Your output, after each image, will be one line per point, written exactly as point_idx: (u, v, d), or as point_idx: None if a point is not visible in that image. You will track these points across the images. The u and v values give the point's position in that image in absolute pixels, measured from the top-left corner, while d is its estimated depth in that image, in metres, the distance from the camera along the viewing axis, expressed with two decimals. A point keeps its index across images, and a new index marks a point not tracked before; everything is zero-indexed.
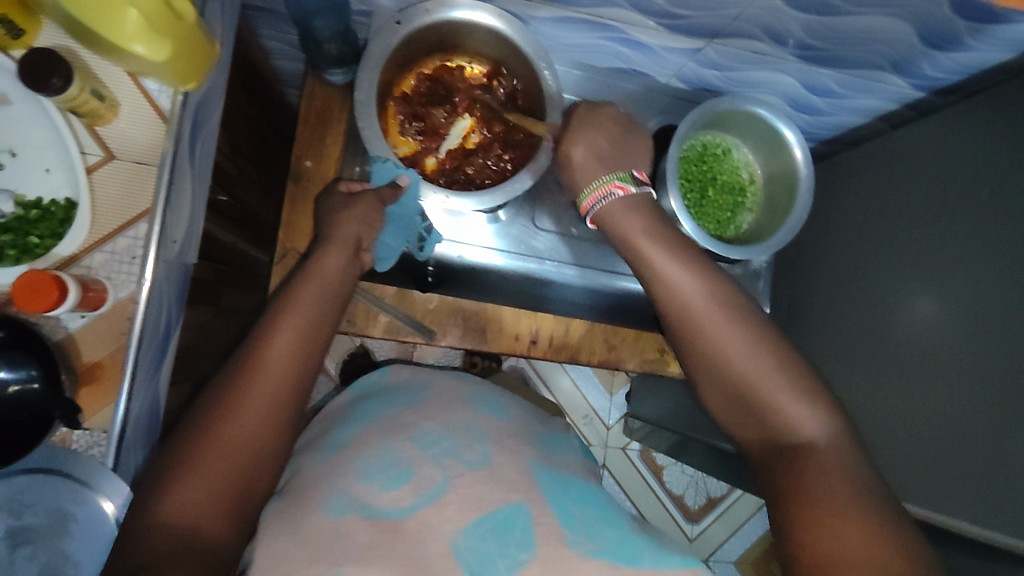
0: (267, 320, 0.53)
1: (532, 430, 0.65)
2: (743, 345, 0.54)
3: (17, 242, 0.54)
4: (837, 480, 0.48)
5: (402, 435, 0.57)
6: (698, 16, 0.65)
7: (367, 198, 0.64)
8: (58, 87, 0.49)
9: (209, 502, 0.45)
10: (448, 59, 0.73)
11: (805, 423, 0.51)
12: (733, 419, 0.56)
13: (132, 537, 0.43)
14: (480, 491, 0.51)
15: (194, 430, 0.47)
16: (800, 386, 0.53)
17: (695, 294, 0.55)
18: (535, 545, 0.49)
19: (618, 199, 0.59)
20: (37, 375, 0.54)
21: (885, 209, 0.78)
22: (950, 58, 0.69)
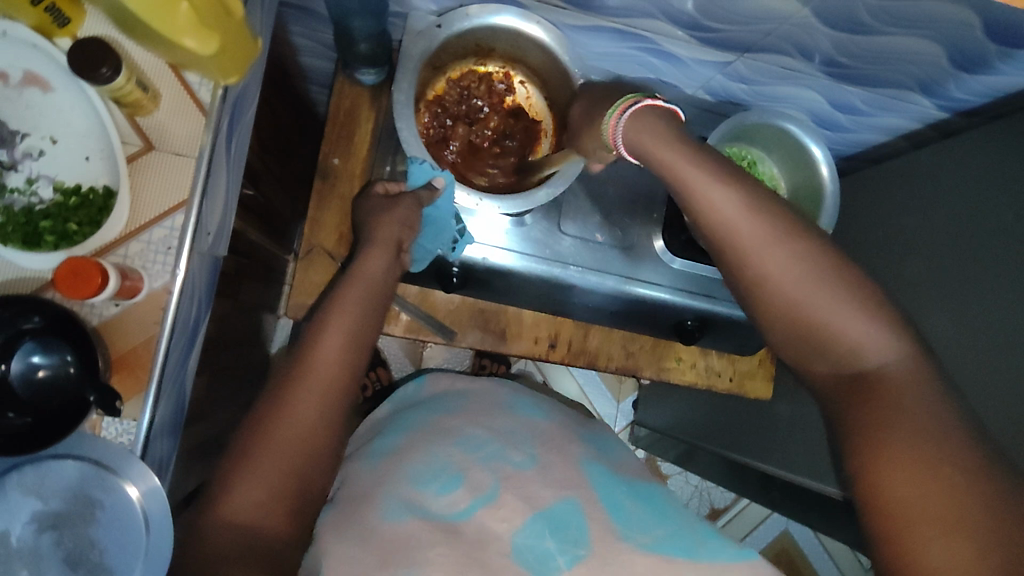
0: (316, 324, 0.56)
1: (576, 432, 0.68)
2: (804, 282, 0.52)
3: (56, 228, 0.54)
4: (912, 424, 0.46)
5: (447, 443, 0.60)
6: (732, 30, 0.66)
7: (406, 200, 0.65)
8: (107, 77, 0.50)
9: (271, 501, 0.49)
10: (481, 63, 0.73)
11: (874, 344, 0.50)
12: (796, 353, 0.55)
13: (203, 538, 0.47)
14: (532, 488, 0.54)
15: (254, 433, 0.51)
16: (859, 305, 0.51)
17: (739, 212, 0.53)
18: (588, 541, 0.50)
19: (637, 113, 0.58)
20: (72, 360, 0.54)
21: (910, 228, 0.79)
22: (978, 81, 0.70)
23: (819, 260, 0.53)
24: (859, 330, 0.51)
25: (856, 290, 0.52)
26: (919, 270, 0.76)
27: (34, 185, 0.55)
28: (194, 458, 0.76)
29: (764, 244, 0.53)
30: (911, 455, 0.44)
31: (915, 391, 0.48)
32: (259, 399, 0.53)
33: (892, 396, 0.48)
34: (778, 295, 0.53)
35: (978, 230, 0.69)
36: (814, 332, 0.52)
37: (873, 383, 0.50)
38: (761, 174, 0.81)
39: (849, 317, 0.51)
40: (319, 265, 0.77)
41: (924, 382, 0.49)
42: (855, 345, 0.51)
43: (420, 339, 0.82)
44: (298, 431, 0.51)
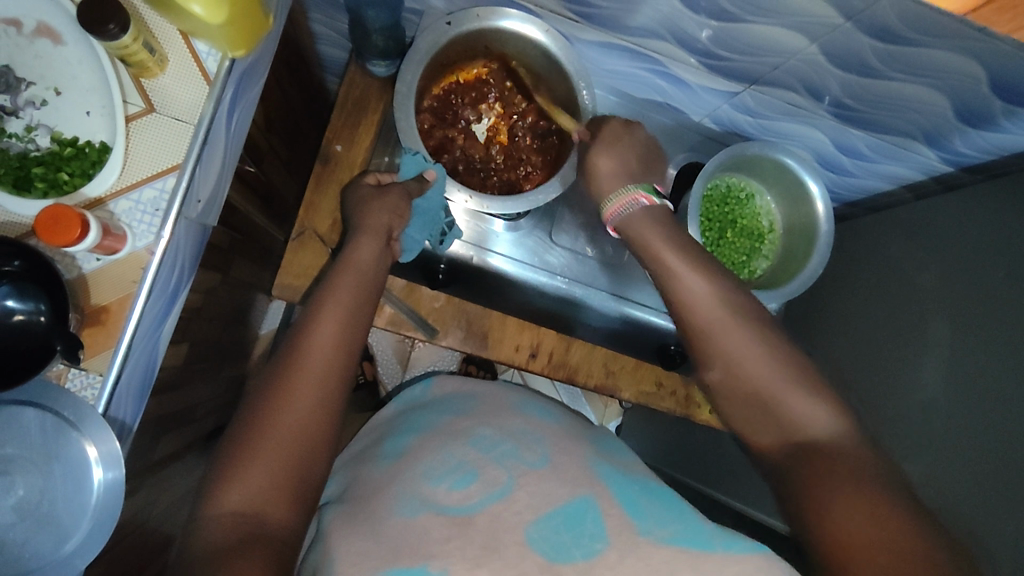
0: (312, 308, 0.56)
1: (585, 435, 0.67)
2: (756, 354, 0.52)
3: (47, 175, 0.55)
4: (851, 473, 0.45)
5: (461, 443, 0.59)
6: (740, 60, 0.67)
7: (394, 190, 0.65)
8: (113, 33, 0.50)
9: (272, 489, 0.48)
10: (511, 71, 0.74)
11: (812, 417, 0.49)
12: (744, 427, 0.53)
13: (203, 527, 0.46)
14: (548, 487, 0.52)
15: (245, 424, 0.50)
16: (808, 386, 0.50)
17: (698, 290, 0.56)
18: (608, 537, 0.47)
19: (642, 207, 0.61)
20: (45, 309, 0.54)
21: (902, 276, 0.78)
22: (982, 137, 0.70)
23: (770, 341, 0.53)
24: (810, 408, 0.49)
25: (798, 369, 0.52)
26: (908, 322, 0.75)
27: (32, 133, 0.55)
28: (161, 427, 0.76)
29: (723, 322, 0.54)
30: (854, 501, 0.43)
31: (854, 457, 0.46)
32: (257, 386, 0.53)
33: (839, 461, 0.46)
34: (739, 375, 0.52)
35: (971, 287, 0.68)
36: (768, 404, 0.51)
37: (817, 453, 0.47)
38: (756, 209, 0.81)
39: (792, 389, 0.50)
40: (309, 249, 0.78)
41: (869, 454, 0.47)
42: (803, 421, 0.49)
43: (400, 334, 0.79)
44: (291, 415, 0.50)
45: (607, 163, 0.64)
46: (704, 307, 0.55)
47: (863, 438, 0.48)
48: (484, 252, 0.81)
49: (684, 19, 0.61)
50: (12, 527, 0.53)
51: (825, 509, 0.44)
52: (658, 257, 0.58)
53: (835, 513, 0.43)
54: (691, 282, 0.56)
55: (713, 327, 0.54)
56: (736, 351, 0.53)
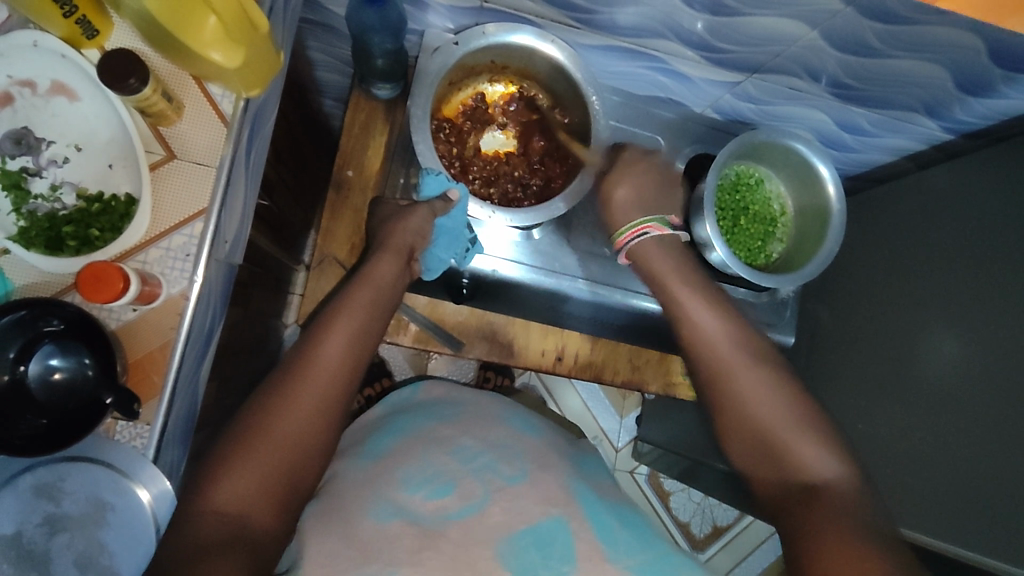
0: (320, 324, 0.56)
1: (564, 452, 0.68)
2: (770, 397, 0.57)
3: (78, 233, 0.55)
4: (841, 517, 0.48)
5: (442, 451, 0.59)
6: (741, 51, 0.68)
7: (419, 209, 0.65)
8: (134, 88, 0.51)
9: (257, 493, 0.48)
10: (522, 85, 0.75)
11: (819, 464, 0.53)
12: (751, 470, 0.57)
13: (186, 524, 0.46)
14: (521, 506, 0.53)
15: (244, 429, 0.50)
16: (819, 437, 0.54)
17: (717, 332, 0.62)
18: (575, 558, 0.50)
19: (652, 238, 0.68)
20: (89, 362, 0.55)
21: (911, 245, 0.80)
22: (982, 105, 0.71)
23: (791, 393, 0.57)
24: (814, 452, 0.53)
25: (810, 418, 0.56)
26: (923, 288, 0.76)
27: (58, 191, 0.56)
28: None
29: (738, 362, 0.59)
30: (847, 545, 0.45)
31: (846, 505, 0.49)
32: (256, 393, 0.53)
33: (828, 499, 0.50)
34: (746, 418, 0.57)
35: (983, 250, 0.69)
36: (773, 447, 0.55)
37: (813, 494, 0.51)
38: (767, 193, 0.83)
39: (800, 437, 0.54)
40: (329, 274, 0.79)
41: (864, 498, 0.50)
42: (805, 464, 0.53)
43: (427, 350, 0.80)
44: (292, 425, 0.51)
45: (626, 193, 0.70)
46: (718, 340, 0.61)
47: (860, 481, 0.52)
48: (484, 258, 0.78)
49: (683, 16, 0.62)
50: None
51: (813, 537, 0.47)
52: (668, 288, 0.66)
53: (814, 546, 0.46)
54: (706, 324, 0.62)
55: (728, 369, 0.59)
56: (749, 392, 0.57)
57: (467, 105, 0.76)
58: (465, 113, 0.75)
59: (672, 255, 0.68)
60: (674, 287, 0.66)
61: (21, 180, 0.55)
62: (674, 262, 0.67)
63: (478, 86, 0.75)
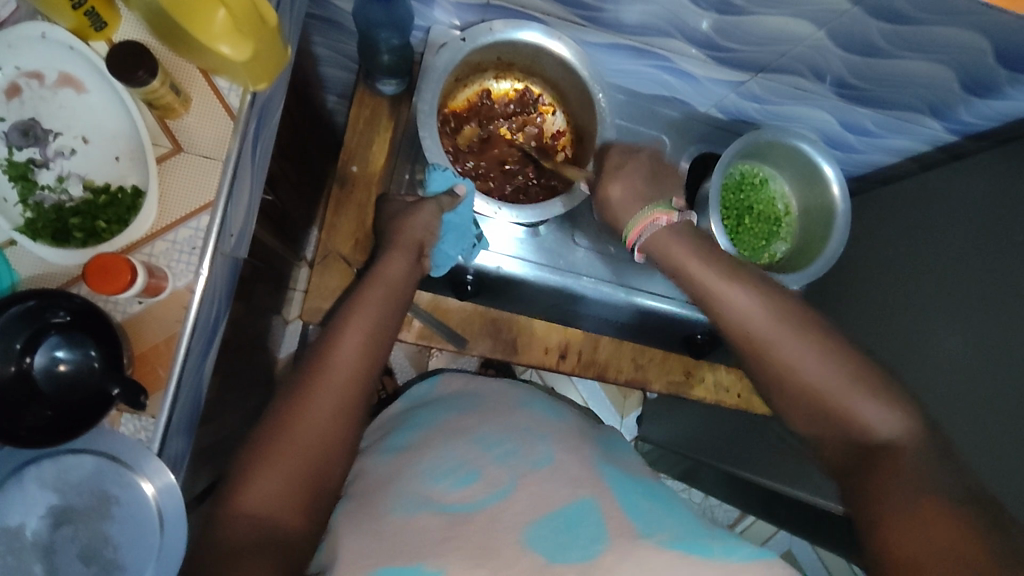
0: (337, 320, 0.57)
1: (588, 433, 0.68)
2: (819, 361, 0.50)
3: (85, 225, 0.55)
4: (922, 489, 0.44)
5: (465, 444, 0.60)
6: (748, 50, 0.68)
7: (428, 206, 0.65)
8: (143, 79, 0.51)
9: (286, 493, 0.49)
10: (528, 82, 0.76)
11: (881, 421, 0.48)
12: (813, 440, 0.52)
13: (219, 527, 0.47)
14: (549, 487, 0.53)
15: (268, 430, 0.51)
16: (880, 386, 0.49)
17: (757, 311, 0.53)
18: (608, 539, 0.47)
19: (663, 227, 0.59)
20: (95, 355, 0.55)
21: (915, 246, 0.80)
22: (987, 106, 0.71)
23: (841, 347, 0.51)
24: (876, 412, 0.48)
25: (866, 371, 0.50)
26: (928, 288, 0.76)
27: (64, 182, 0.56)
28: (202, 460, 0.76)
29: (781, 331, 0.52)
30: (927, 519, 0.41)
31: (922, 471, 0.45)
32: (277, 396, 0.54)
33: (899, 462, 0.46)
34: (798, 385, 0.51)
35: (987, 250, 0.69)
36: (832, 414, 0.50)
37: (884, 458, 0.47)
38: (772, 193, 0.83)
39: (858, 396, 0.49)
40: (333, 271, 0.78)
41: (934, 455, 0.46)
42: (867, 426, 0.48)
43: (431, 346, 0.81)
44: (312, 425, 0.51)
45: (620, 190, 0.62)
46: (756, 318, 0.53)
47: (926, 432, 0.47)
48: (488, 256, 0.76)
49: (690, 14, 0.62)
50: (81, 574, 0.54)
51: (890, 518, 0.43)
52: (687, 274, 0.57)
53: (892, 528, 0.43)
54: (739, 300, 0.54)
55: (771, 339, 0.52)
56: (794, 359, 0.51)
57: (473, 102, 0.76)
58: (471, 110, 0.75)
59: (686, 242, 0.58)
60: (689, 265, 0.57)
61: (28, 171, 0.55)
62: (693, 250, 0.57)
63: (485, 83, 0.76)
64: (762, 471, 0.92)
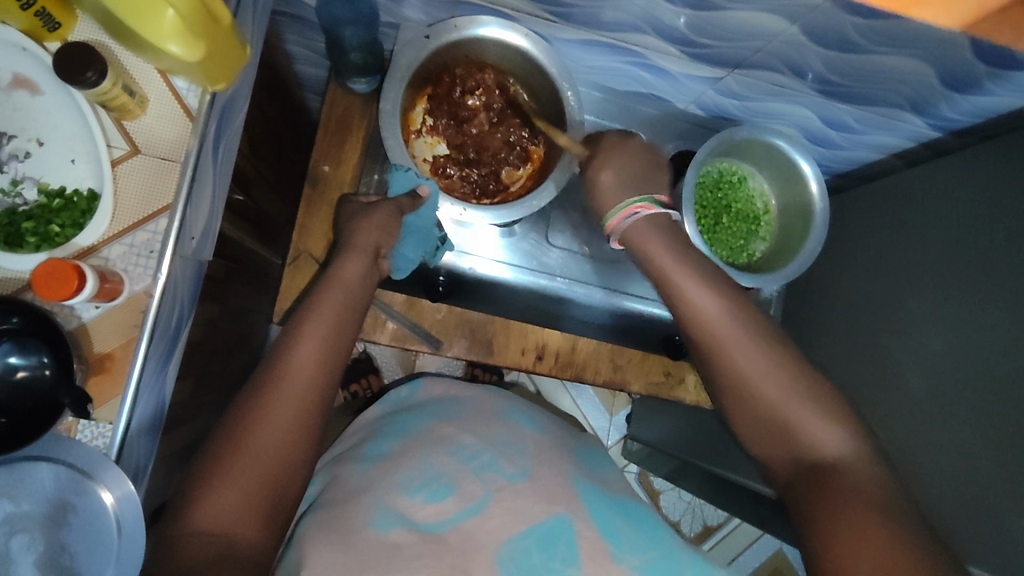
0: (293, 326, 0.55)
1: (567, 445, 0.67)
2: (771, 371, 0.54)
3: (38, 229, 0.54)
4: (862, 505, 0.47)
5: (441, 451, 0.58)
6: (722, 46, 0.66)
7: (385, 206, 0.64)
8: (92, 81, 0.50)
9: (245, 509, 0.48)
10: (510, 78, 0.73)
11: (830, 441, 0.51)
12: (757, 445, 0.56)
13: (173, 546, 0.45)
14: (522, 502, 0.52)
15: (223, 441, 0.49)
16: (828, 408, 0.53)
17: (715, 311, 0.56)
18: (579, 560, 0.49)
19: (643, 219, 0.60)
20: (48, 362, 0.54)
21: (897, 244, 0.78)
22: (969, 102, 0.69)
23: (792, 365, 0.55)
24: (825, 432, 0.52)
25: (819, 392, 0.54)
26: (909, 289, 0.74)
27: (19, 186, 0.55)
28: (176, 464, 0.75)
29: (737, 342, 0.55)
30: (869, 537, 0.44)
31: (865, 488, 0.48)
32: (235, 402, 0.52)
33: (846, 481, 0.49)
34: (753, 394, 0.54)
35: (966, 250, 0.68)
36: (782, 428, 0.53)
37: (828, 474, 0.50)
38: (751, 191, 0.81)
39: (809, 410, 0.53)
40: (306, 272, 0.77)
41: (880, 480, 0.49)
42: (815, 445, 0.52)
43: (406, 348, 0.78)
44: (272, 435, 0.50)
45: (611, 177, 0.63)
46: (715, 319, 0.56)
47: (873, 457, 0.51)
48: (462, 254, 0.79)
49: (661, 10, 0.61)
50: None
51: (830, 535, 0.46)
52: (664, 271, 0.59)
53: (833, 541, 0.46)
54: (706, 302, 0.56)
55: (726, 345, 0.55)
56: (752, 370, 0.54)
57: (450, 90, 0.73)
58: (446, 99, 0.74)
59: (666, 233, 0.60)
60: (660, 259, 0.59)
61: None
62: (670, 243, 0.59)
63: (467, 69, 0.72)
64: (745, 472, 0.91)
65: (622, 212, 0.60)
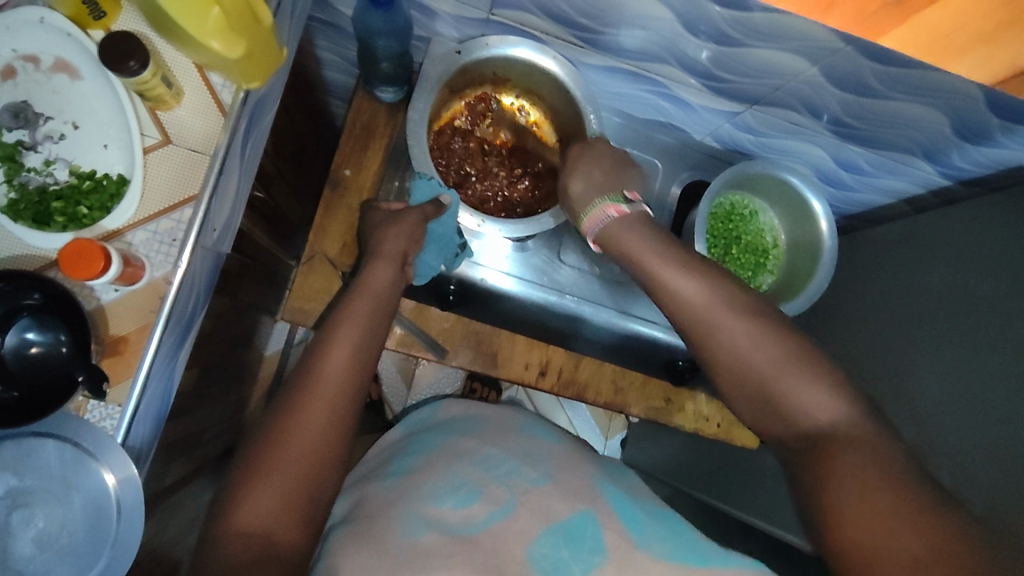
0: (328, 327, 0.56)
1: (591, 457, 0.66)
2: (761, 350, 0.50)
3: (67, 210, 0.55)
4: (862, 464, 0.43)
5: (466, 462, 0.59)
6: (743, 82, 0.68)
7: (411, 214, 0.65)
8: (134, 70, 0.51)
9: (282, 510, 0.48)
10: (541, 122, 0.77)
11: (821, 406, 0.48)
12: (758, 421, 0.52)
13: (215, 548, 0.46)
14: (549, 503, 0.52)
15: (259, 448, 0.50)
16: (813, 370, 0.49)
17: (697, 296, 0.54)
18: (606, 551, 0.49)
19: (613, 219, 0.60)
20: (64, 339, 0.55)
21: (903, 287, 0.79)
22: (979, 152, 0.71)
23: (773, 329, 0.51)
24: (809, 393, 0.48)
25: (806, 355, 0.50)
26: (913, 334, 0.75)
27: (50, 166, 0.56)
28: (172, 453, 0.75)
29: (724, 319, 0.52)
30: (877, 517, 0.41)
31: (864, 447, 0.44)
32: (271, 408, 0.53)
33: (843, 449, 0.45)
34: (735, 365, 0.52)
35: (969, 299, 0.69)
36: (770, 398, 0.50)
37: (823, 443, 0.46)
38: (761, 225, 0.83)
39: (793, 378, 0.49)
40: (319, 272, 0.79)
41: (877, 438, 0.45)
42: (805, 409, 0.48)
43: (411, 355, 0.79)
44: (301, 433, 0.50)
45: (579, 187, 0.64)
46: (702, 301, 0.53)
47: (867, 413, 0.47)
48: (471, 264, 0.78)
49: (686, 43, 0.63)
50: (32, 559, 0.53)
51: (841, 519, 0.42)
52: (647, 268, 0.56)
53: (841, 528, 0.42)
54: (679, 288, 0.54)
55: (715, 327, 0.52)
56: (742, 346, 0.51)
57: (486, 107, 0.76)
58: (479, 110, 0.76)
59: (643, 232, 0.58)
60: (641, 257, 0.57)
61: (16, 152, 0.55)
62: (647, 241, 0.57)
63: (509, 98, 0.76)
64: (738, 504, 0.91)
65: (591, 215, 0.61)
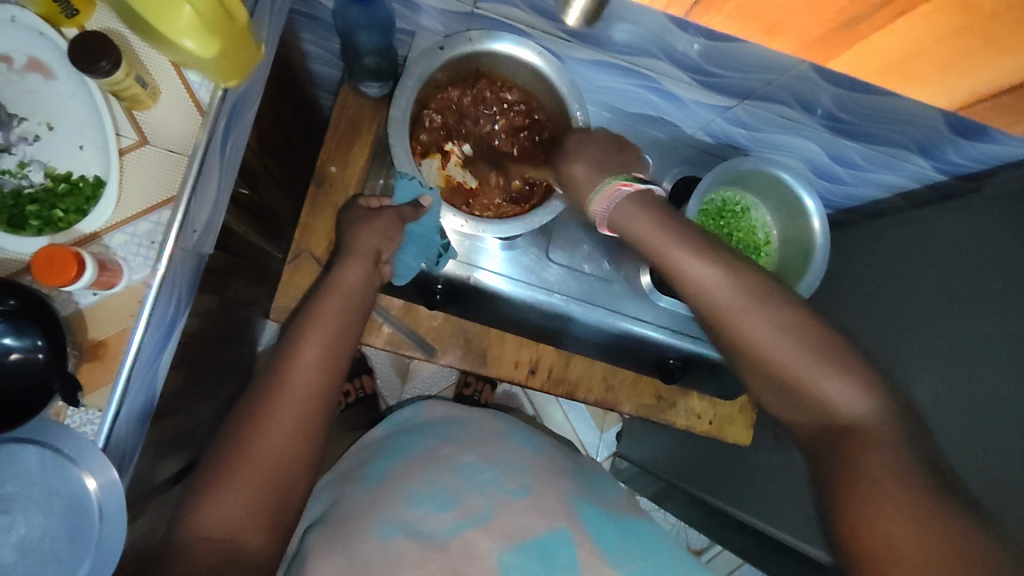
0: (296, 331, 0.55)
1: (571, 467, 0.65)
2: (783, 339, 0.49)
3: (42, 213, 0.55)
4: (889, 468, 0.42)
5: (444, 468, 0.58)
6: (733, 76, 0.67)
7: (389, 213, 0.64)
8: (106, 70, 0.50)
9: (248, 514, 0.47)
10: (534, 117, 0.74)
11: (840, 399, 0.47)
12: (785, 410, 0.51)
13: (178, 552, 0.45)
14: (524, 517, 0.52)
15: (229, 450, 0.49)
16: (840, 364, 0.48)
17: (719, 282, 0.51)
18: (580, 569, 0.50)
19: (625, 195, 0.56)
20: (41, 345, 0.55)
21: (902, 284, 0.78)
22: (975, 148, 0.69)
23: (794, 320, 0.50)
24: (838, 388, 0.47)
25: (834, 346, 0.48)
26: (911, 332, 0.74)
27: (26, 168, 0.55)
28: (161, 453, 0.75)
29: (743, 309, 0.50)
30: (898, 509, 0.40)
31: (892, 450, 0.43)
32: (239, 408, 0.52)
33: (868, 443, 0.44)
34: (756, 357, 0.50)
35: (965, 299, 0.68)
36: (790, 383, 0.49)
37: (846, 438, 0.46)
38: (754, 221, 0.82)
39: (820, 368, 0.48)
40: (305, 271, 0.79)
41: (897, 436, 0.44)
42: (829, 402, 0.47)
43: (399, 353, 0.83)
44: (273, 440, 0.49)
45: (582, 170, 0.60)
46: (719, 288, 0.51)
47: (888, 408, 0.46)
48: (461, 263, 0.75)
49: (674, 37, 0.61)
50: (15, 565, 0.53)
51: (863, 507, 0.42)
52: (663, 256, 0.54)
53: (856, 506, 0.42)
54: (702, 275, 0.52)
55: (732, 314, 0.51)
56: (756, 337, 0.50)
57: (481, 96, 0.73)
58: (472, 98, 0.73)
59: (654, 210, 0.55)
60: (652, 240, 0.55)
61: None
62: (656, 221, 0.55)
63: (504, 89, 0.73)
64: (733, 501, 0.91)
65: (606, 190, 0.57)
